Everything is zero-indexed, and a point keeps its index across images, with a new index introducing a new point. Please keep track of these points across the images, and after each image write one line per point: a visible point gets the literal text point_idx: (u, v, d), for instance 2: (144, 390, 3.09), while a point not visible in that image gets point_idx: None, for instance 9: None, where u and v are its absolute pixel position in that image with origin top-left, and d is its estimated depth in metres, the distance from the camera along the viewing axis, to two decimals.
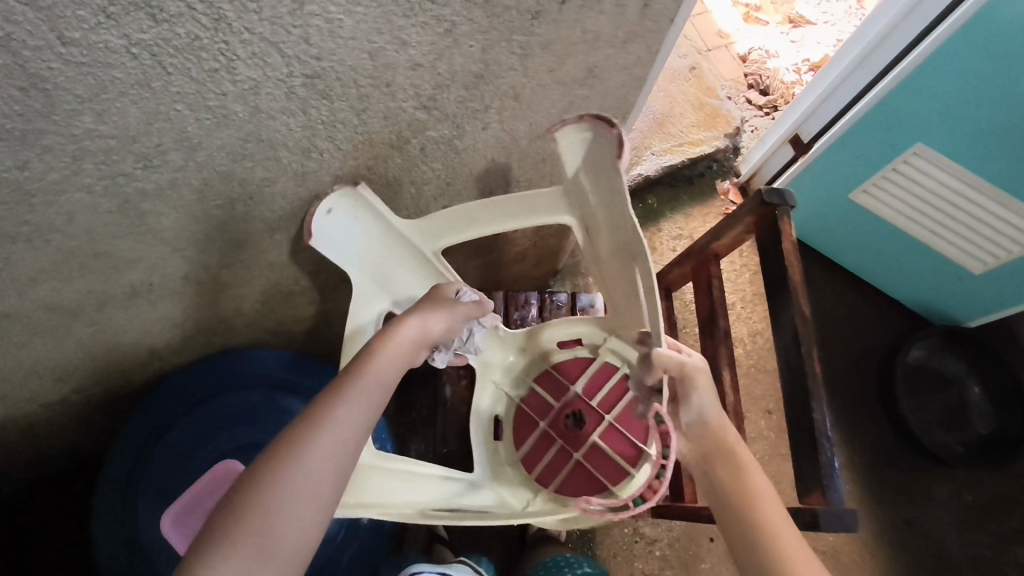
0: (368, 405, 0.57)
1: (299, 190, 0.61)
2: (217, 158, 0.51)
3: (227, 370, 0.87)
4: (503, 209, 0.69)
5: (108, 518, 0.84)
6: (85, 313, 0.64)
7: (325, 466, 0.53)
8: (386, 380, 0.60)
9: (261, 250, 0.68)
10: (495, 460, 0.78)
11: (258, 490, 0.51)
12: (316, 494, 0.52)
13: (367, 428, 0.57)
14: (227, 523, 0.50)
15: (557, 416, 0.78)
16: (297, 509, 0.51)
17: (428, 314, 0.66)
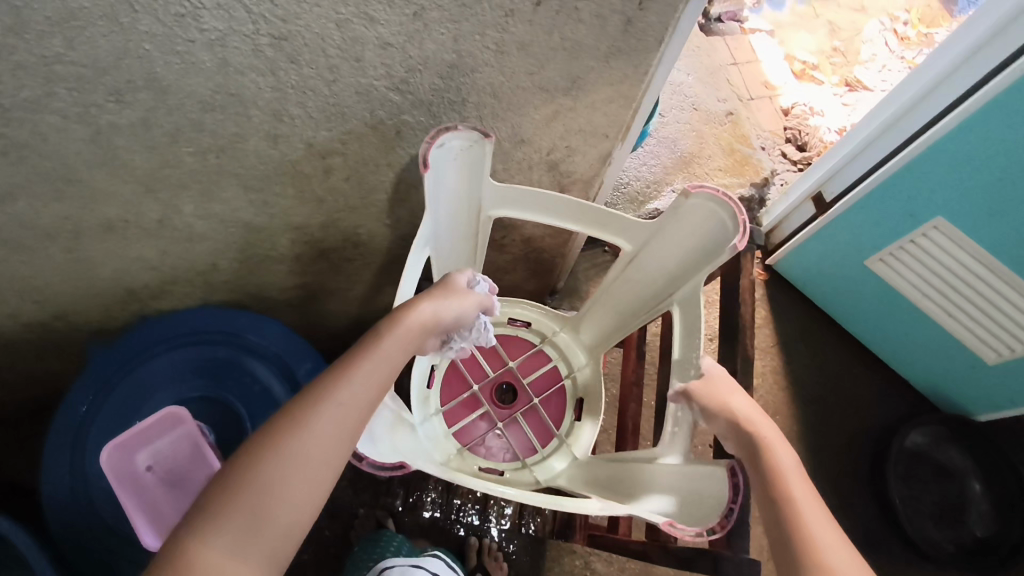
0: (377, 381, 0.55)
1: (272, 153, 0.63)
2: (186, 105, 0.54)
3: (200, 324, 0.91)
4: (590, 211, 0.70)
5: (56, 447, 0.86)
6: (60, 236, 0.68)
7: (332, 442, 0.50)
8: (393, 357, 0.57)
9: (237, 208, 0.71)
10: (425, 407, 0.86)
11: (247, 460, 0.48)
12: (311, 473, 0.48)
13: (371, 408, 0.54)
14: (214, 492, 0.46)
15: (489, 385, 0.90)
16: (299, 483, 0.47)
17: (440, 304, 0.65)
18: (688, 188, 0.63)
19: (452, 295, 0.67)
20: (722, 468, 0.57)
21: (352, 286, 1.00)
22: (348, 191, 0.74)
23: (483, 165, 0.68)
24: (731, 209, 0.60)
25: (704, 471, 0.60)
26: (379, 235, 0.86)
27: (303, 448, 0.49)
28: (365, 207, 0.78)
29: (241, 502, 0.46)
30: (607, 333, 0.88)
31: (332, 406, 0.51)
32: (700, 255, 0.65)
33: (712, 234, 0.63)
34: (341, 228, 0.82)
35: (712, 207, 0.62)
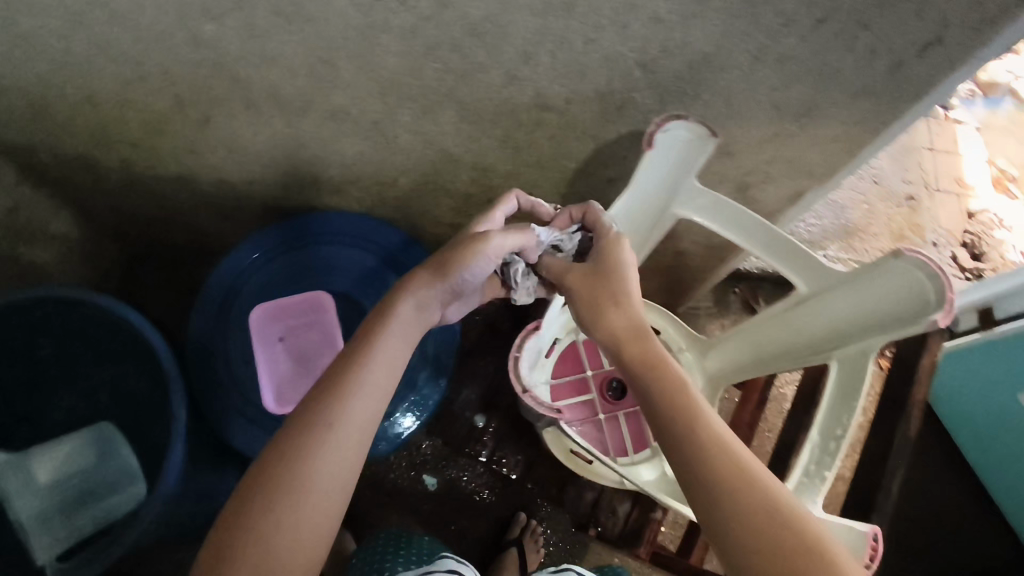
0: (377, 397, 0.57)
1: (502, 93, 0.66)
2: (456, 24, 0.58)
3: (360, 228, 0.97)
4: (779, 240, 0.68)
5: (210, 295, 0.94)
6: (290, 110, 0.74)
7: (340, 470, 0.52)
8: (390, 360, 0.60)
9: (444, 133, 0.75)
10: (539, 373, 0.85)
11: (256, 503, 0.49)
12: (321, 506, 0.50)
13: (371, 424, 0.56)
14: (226, 540, 0.48)
15: (603, 376, 0.91)
16: (307, 517, 0.50)
17: (448, 278, 0.66)
18: (898, 248, 0.59)
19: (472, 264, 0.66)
20: (861, 530, 0.60)
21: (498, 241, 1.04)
22: (545, 149, 0.76)
23: (697, 164, 0.66)
24: (941, 283, 0.56)
25: (839, 526, 0.62)
26: (549, 200, 0.88)
27: (309, 490, 0.50)
28: (552, 169, 0.80)
29: (250, 546, 0.47)
30: (737, 368, 0.84)
31: (338, 442, 0.53)
32: (882, 319, 0.61)
33: (905, 303, 0.59)
34: (520, 182, 0.85)
35: (917, 276, 0.58)
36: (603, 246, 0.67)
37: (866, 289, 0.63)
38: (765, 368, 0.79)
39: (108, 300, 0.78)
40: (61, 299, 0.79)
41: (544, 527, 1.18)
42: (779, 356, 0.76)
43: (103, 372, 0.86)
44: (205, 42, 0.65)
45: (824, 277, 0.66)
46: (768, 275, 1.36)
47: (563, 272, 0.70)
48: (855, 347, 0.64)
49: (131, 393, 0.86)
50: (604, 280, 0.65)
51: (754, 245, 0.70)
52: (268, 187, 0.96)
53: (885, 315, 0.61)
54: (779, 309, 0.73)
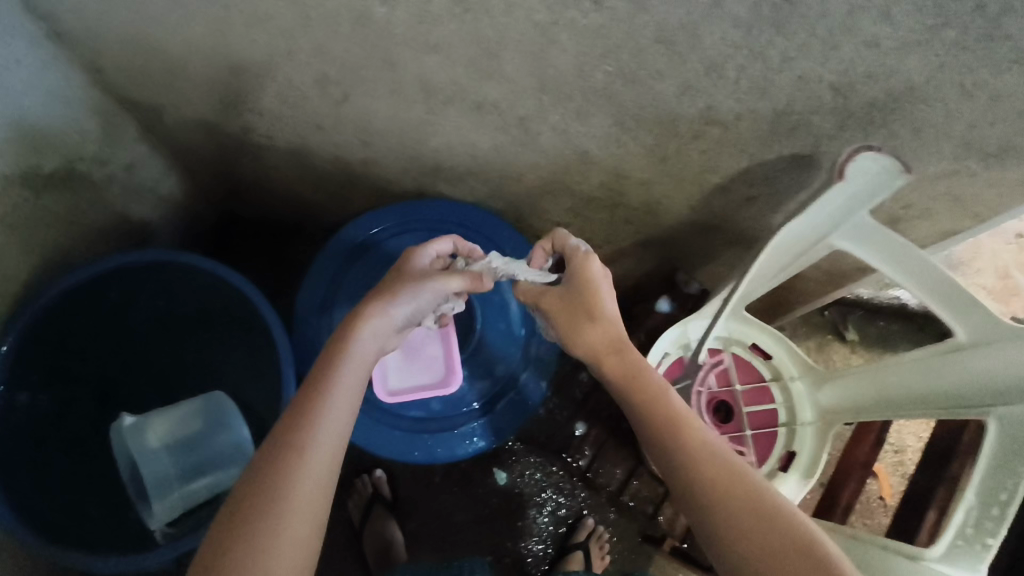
0: (347, 412, 0.58)
1: (669, 101, 0.63)
2: (645, 29, 0.55)
3: (471, 218, 0.96)
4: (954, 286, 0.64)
5: (320, 270, 0.94)
6: (434, 97, 0.73)
7: (315, 492, 0.53)
8: (359, 372, 0.62)
9: (589, 136, 0.72)
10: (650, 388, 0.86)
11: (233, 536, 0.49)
12: (301, 532, 0.51)
13: (344, 443, 0.57)
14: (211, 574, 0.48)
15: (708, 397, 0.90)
16: (288, 541, 0.50)
17: (395, 301, 0.67)
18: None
19: (420, 284, 0.69)
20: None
21: (605, 242, 1.02)
22: (691, 161, 0.73)
23: (880, 196, 0.63)
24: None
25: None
26: (675, 210, 0.86)
27: (291, 500, 0.51)
28: (690, 181, 0.77)
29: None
30: (859, 403, 0.80)
31: (310, 467, 0.53)
32: None
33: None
34: (650, 190, 0.82)
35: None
36: (574, 268, 0.71)
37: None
38: (895, 413, 0.75)
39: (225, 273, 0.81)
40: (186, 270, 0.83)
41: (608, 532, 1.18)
42: (917, 403, 0.72)
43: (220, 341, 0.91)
44: (369, 26, 0.63)
45: (997, 330, 0.62)
46: (864, 302, 1.31)
47: (539, 295, 0.74)
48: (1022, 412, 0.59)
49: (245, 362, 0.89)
50: (580, 303, 0.70)
51: (921, 284, 0.67)
52: (384, 168, 0.95)
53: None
54: (929, 354, 0.69)
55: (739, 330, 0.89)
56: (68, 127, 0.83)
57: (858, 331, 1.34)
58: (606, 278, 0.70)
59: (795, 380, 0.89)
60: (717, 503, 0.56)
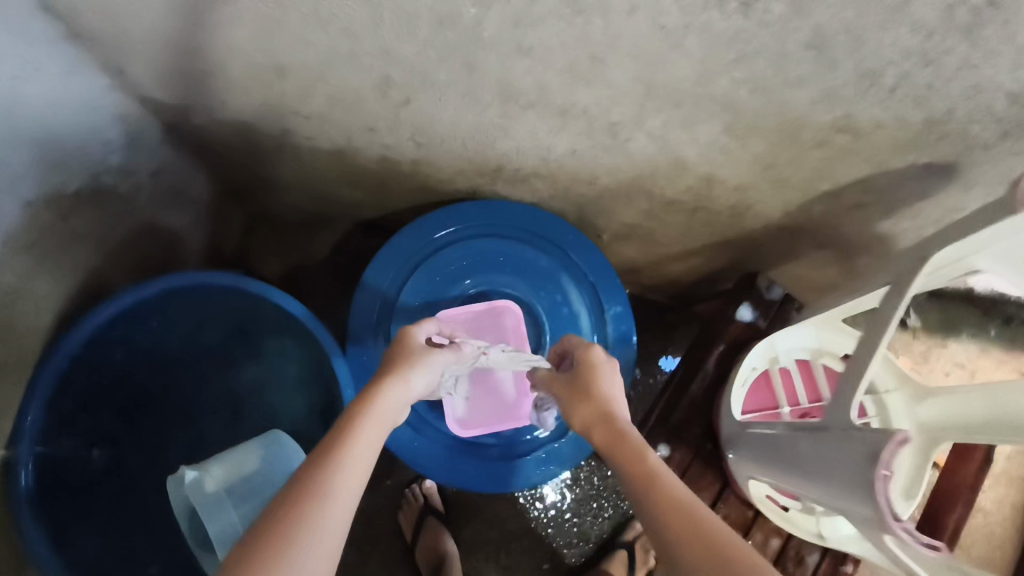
0: (366, 460, 0.53)
1: (800, 108, 0.55)
2: (798, 32, 0.46)
3: (534, 221, 0.87)
4: None
5: (372, 286, 0.85)
6: (514, 101, 0.64)
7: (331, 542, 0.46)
8: (380, 426, 0.57)
9: (691, 144, 0.64)
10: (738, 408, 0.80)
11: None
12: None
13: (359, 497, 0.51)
14: None
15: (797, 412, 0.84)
16: None
17: (414, 372, 0.64)
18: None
19: (431, 359, 0.67)
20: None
21: (674, 242, 0.95)
22: (802, 168, 0.65)
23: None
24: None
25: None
26: (766, 215, 0.78)
27: (301, 542, 0.44)
28: (794, 187, 0.70)
29: None
30: (972, 424, 0.73)
31: (326, 512, 0.47)
32: None
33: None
34: (743, 195, 0.74)
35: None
36: (578, 359, 0.70)
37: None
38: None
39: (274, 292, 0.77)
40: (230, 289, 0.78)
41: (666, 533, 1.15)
42: None
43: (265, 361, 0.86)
44: (452, 28, 0.54)
45: None
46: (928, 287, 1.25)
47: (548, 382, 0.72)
48: None
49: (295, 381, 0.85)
50: (581, 380, 0.68)
51: None
52: (437, 170, 0.86)
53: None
54: None
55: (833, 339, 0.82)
56: (92, 139, 0.74)
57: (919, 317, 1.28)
58: (609, 365, 0.69)
59: (890, 392, 0.83)
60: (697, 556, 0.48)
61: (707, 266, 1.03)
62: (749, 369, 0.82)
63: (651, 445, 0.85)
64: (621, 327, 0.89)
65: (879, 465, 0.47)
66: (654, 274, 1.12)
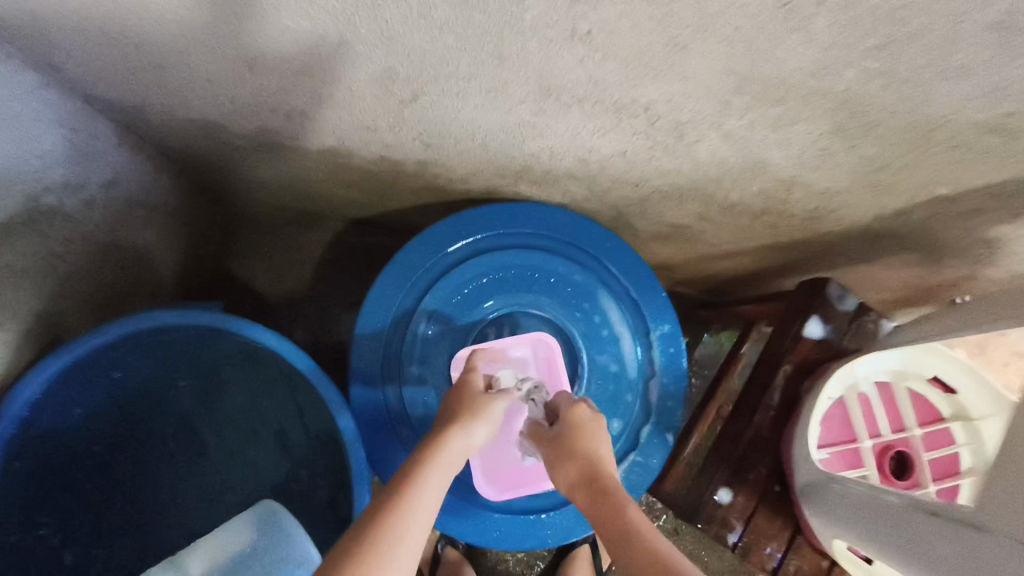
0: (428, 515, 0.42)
1: (947, 107, 0.41)
2: (981, 12, 0.32)
3: (566, 228, 0.75)
4: None
5: (376, 312, 0.72)
6: (552, 97, 0.50)
7: None
8: (441, 477, 0.47)
9: (779, 147, 0.51)
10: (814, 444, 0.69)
11: None
12: None
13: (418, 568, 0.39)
14: None
15: (879, 446, 0.73)
16: None
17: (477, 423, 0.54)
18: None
19: (496, 405, 0.58)
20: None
21: (724, 244, 0.82)
22: (919, 172, 0.52)
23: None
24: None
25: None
26: (851, 219, 0.65)
27: None
28: (899, 192, 0.56)
29: None
30: None
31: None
32: None
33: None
34: (828, 200, 0.61)
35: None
36: (563, 415, 0.60)
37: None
38: None
39: (260, 332, 0.64)
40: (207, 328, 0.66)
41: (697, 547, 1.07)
42: None
43: (250, 405, 0.74)
44: (480, 8, 0.40)
45: None
46: None
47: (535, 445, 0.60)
48: None
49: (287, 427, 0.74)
50: (566, 438, 0.56)
51: None
52: (449, 172, 0.72)
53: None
54: None
55: (922, 359, 0.72)
56: (22, 151, 0.59)
57: None
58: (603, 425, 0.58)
59: None
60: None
61: (757, 267, 0.90)
62: (826, 400, 0.70)
63: (709, 489, 0.73)
64: (671, 350, 0.76)
65: None
66: (693, 271, 1.00)
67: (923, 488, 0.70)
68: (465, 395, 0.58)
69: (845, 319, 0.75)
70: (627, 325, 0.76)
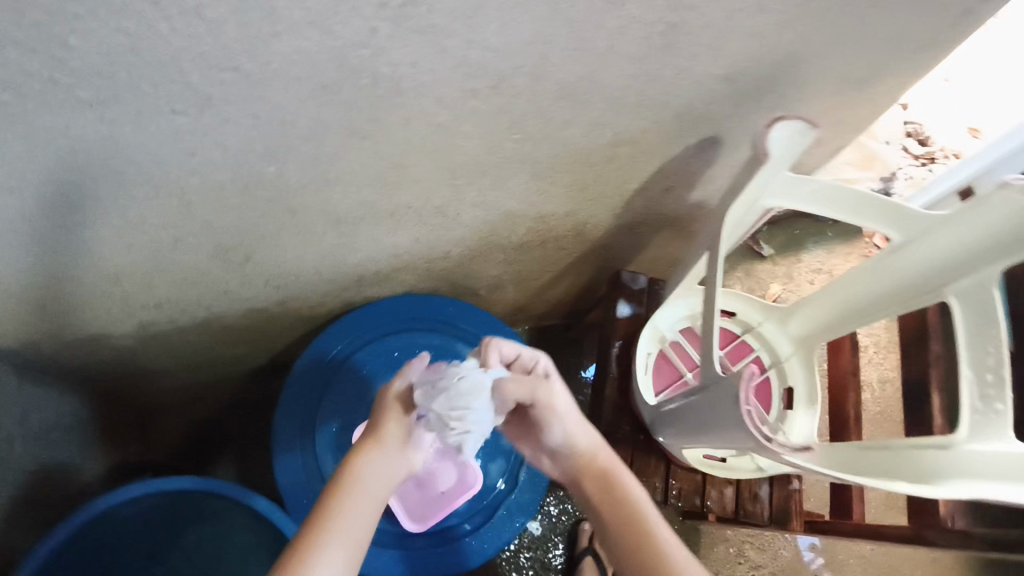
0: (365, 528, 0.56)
1: (580, 141, 0.63)
2: (547, 92, 0.55)
3: (414, 310, 0.92)
4: (878, 211, 0.70)
5: (284, 428, 0.86)
6: (345, 223, 0.69)
7: None
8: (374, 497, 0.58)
9: (511, 197, 0.72)
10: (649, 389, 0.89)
11: None
12: None
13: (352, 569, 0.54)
14: None
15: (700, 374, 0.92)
16: None
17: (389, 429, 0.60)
18: (1003, 180, 0.62)
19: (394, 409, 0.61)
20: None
21: (540, 274, 1.03)
22: (609, 179, 0.74)
23: (795, 155, 0.63)
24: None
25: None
26: (602, 224, 0.87)
27: None
28: (610, 196, 0.79)
29: None
30: (827, 324, 0.88)
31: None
32: (1000, 249, 0.65)
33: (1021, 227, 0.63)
34: (576, 218, 0.83)
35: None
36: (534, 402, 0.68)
37: (970, 222, 0.66)
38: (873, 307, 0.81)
39: (181, 482, 0.77)
40: (130, 503, 0.76)
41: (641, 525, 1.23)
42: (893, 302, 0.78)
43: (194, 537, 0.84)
44: (261, 186, 0.59)
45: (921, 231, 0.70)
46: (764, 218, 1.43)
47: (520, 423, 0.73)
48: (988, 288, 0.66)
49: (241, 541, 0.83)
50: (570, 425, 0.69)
51: (854, 217, 0.72)
52: (305, 300, 0.89)
53: (1000, 242, 0.65)
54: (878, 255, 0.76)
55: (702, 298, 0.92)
56: None
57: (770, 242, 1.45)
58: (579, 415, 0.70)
59: (762, 327, 0.95)
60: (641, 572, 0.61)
61: (580, 283, 1.11)
62: (645, 354, 0.91)
63: None
64: None
65: (743, 403, 0.54)
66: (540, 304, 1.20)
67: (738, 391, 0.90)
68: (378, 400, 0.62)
69: (641, 293, 0.96)
70: None
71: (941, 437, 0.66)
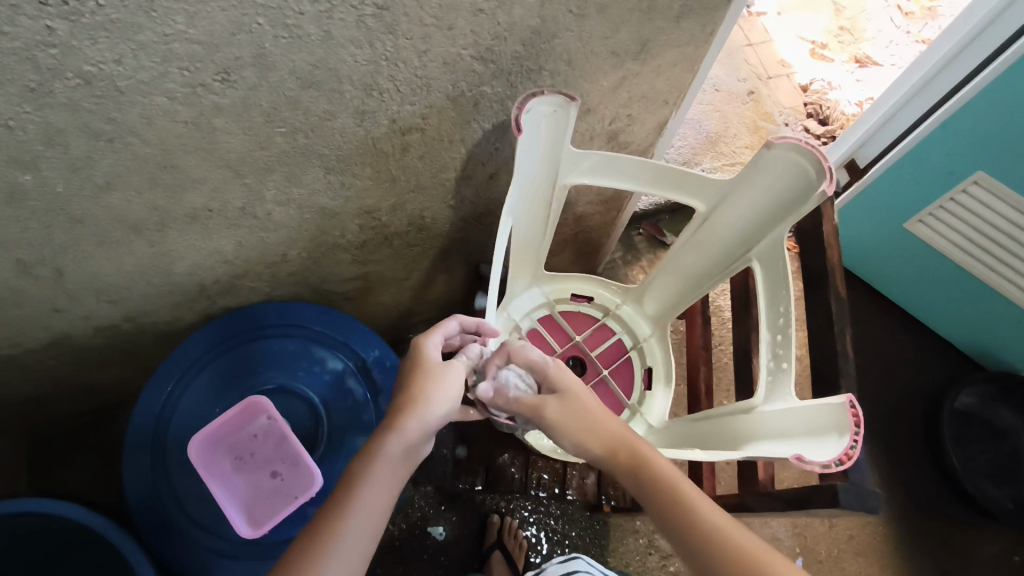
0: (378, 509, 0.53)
1: (356, 131, 0.64)
2: (287, 82, 0.55)
3: (263, 315, 0.92)
4: (675, 181, 0.72)
5: (132, 450, 0.85)
6: (147, 230, 0.70)
7: None
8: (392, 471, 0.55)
9: (317, 193, 0.73)
10: None
11: None
12: None
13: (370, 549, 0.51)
14: None
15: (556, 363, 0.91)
16: None
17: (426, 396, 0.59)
18: (767, 139, 0.62)
19: (436, 376, 0.61)
20: (838, 402, 0.54)
21: (408, 273, 1.03)
22: (419, 169, 0.75)
23: (568, 129, 0.67)
24: (813, 157, 0.59)
25: (817, 404, 0.56)
26: (442, 215, 0.88)
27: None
28: (432, 186, 0.79)
29: None
30: (674, 300, 0.90)
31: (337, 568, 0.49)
32: (779, 206, 0.65)
33: (795, 184, 0.63)
34: (408, 211, 0.84)
35: (792, 155, 0.61)
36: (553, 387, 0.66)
37: (755, 183, 0.66)
38: (703, 277, 0.82)
39: None
40: None
41: (540, 524, 1.20)
42: (718, 270, 0.79)
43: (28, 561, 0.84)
44: (27, 196, 0.58)
45: (716, 199, 0.71)
46: (664, 206, 1.42)
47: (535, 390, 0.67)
48: (780, 247, 0.66)
49: (78, 555, 0.84)
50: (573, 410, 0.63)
51: (655, 189, 0.73)
52: (155, 315, 0.89)
53: (781, 199, 0.65)
54: (690, 225, 0.77)
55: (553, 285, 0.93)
56: None
57: (673, 231, 1.44)
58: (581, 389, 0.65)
59: (621, 308, 0.96)
60: (698, 536, 0.51)
61: (457, 280, 1.12)
62: None
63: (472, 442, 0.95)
64: (387, 367, 0.94)
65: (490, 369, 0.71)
66: (428, 307, 1.20)
67: (599, 373, 0.90)
68: (415, 365, 0.62)
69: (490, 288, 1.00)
70: (345, 361, 0.94)
71: (743, 399, 0.68)
